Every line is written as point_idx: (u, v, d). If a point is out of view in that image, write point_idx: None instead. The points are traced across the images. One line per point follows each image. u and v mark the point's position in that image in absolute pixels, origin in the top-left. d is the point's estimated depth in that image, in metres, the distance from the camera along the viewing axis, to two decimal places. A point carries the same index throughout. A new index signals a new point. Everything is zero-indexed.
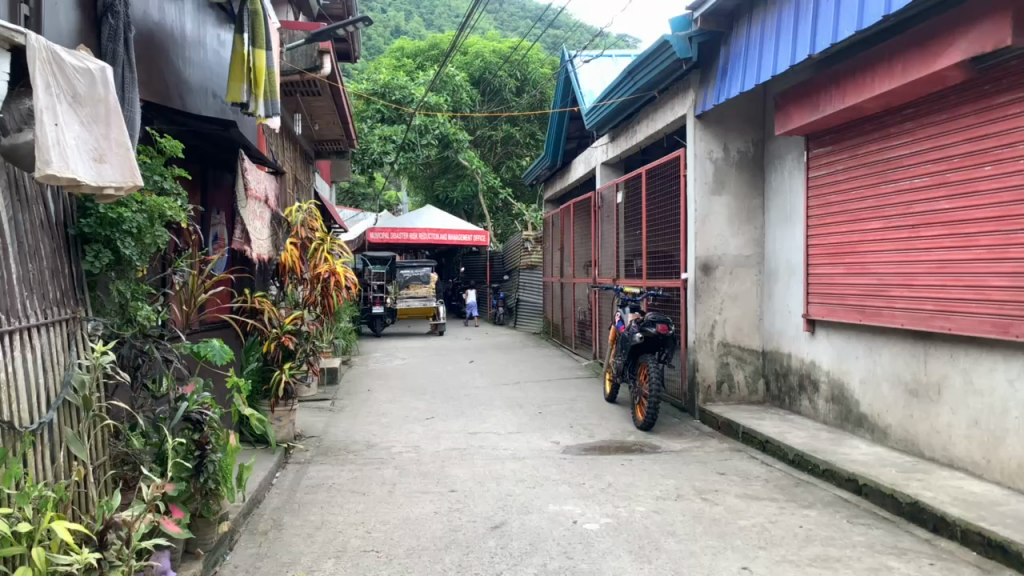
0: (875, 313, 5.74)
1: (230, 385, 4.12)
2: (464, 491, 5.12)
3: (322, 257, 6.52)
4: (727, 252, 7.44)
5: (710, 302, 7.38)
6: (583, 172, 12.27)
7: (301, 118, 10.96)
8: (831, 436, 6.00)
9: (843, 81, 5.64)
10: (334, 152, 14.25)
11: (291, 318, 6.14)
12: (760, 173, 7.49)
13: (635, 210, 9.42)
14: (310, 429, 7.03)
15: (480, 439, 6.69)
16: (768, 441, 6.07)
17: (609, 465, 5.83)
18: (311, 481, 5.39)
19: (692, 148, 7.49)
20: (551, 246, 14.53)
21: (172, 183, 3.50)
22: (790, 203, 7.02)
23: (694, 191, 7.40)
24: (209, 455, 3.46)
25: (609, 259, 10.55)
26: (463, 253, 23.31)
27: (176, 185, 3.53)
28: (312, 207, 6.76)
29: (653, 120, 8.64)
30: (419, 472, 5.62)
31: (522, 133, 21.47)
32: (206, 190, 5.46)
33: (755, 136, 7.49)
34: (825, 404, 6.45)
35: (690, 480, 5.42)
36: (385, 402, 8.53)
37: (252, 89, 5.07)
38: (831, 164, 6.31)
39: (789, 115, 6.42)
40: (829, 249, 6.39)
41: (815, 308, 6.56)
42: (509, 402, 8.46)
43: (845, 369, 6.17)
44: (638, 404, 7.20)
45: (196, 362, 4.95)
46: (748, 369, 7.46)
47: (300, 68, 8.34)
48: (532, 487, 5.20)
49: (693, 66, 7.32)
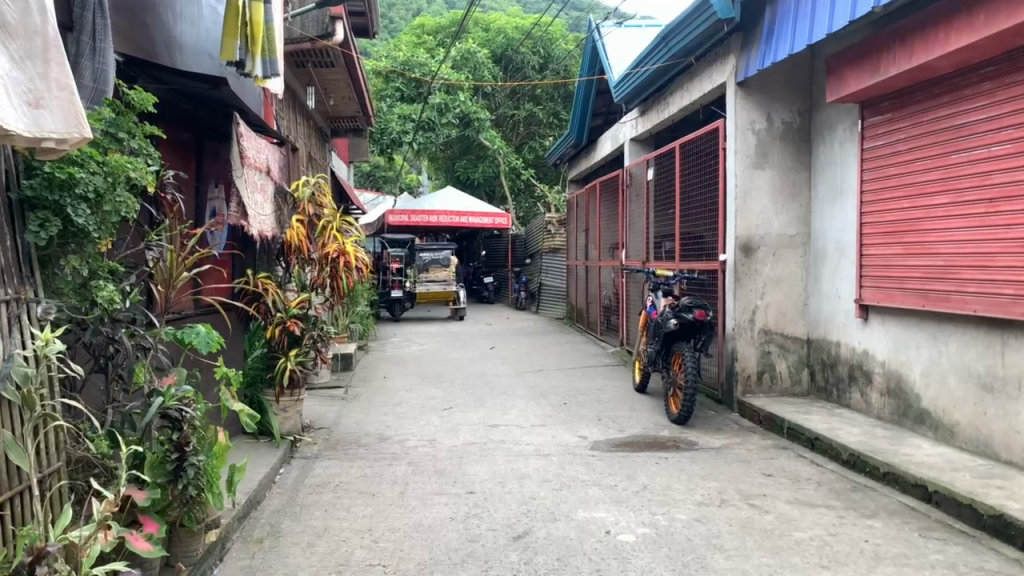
0: (942, 298, 5.14)
1: (218, 376, 3.58)
2: (484, 492, 4.63)
3: (331, 236, 6.05)
4: (770, 231, 6.85)
5: (750, 285, 6.81)
6: (610, 149, 11.68)
7: (314, 92, 10.44)
8: (887, 433, 5.44)
9: (910, 38, 5.02)
10: (351, 130, 13.75)
11: (297, 301, 5.67)
12: (806, 146, 6.89)
13: (666, 188, 8.84)
14: (320, 419, 6.58)
15: (501, 433, 6.20)
16: (818, 438, 5.53)
17: (642, 464, 5.30)
18: (316, 479, 4.93)
19: (732, 119, 6.90)
20: (575, 227, 14.03)
21: (140, 143, 2.99)
22: (841, 177, 6.41)
23: (734, 164, 6.81)
24: (190, 458, 3.12)
25: (637, 241, 9.99)
26: (484, 236, 22.80)
27: (146, 144, 3.02)
28: (321, 180, 6.23)
29: (688, 91, 8.05)
30: (435, 470, 5.13)
31: (544, 111, 20.91)
32: (202, 160, 4.95)
33: (801, 105, 6.87)
34: (878, 398, 5.88)
35: (734, 483, 4.88)
36: (401, 390, 8.07)
37: (247, 46, 4.57)
38: (890, 133, 5.70)
39: (843, 78, 5.78)
40: (886, 228, 5.79)
41: (869, 292, 5.97)
42: (532, 391, 7.95)
43: (903, 361, 5.59)
44: (673, 396, 6.69)
45: (181, 349, 4.28)
46: (792, 359, 6.89)
47: (312, 36, 7.81)
48: (560, 488, 4.70)
49: (735, 28, 6.70)
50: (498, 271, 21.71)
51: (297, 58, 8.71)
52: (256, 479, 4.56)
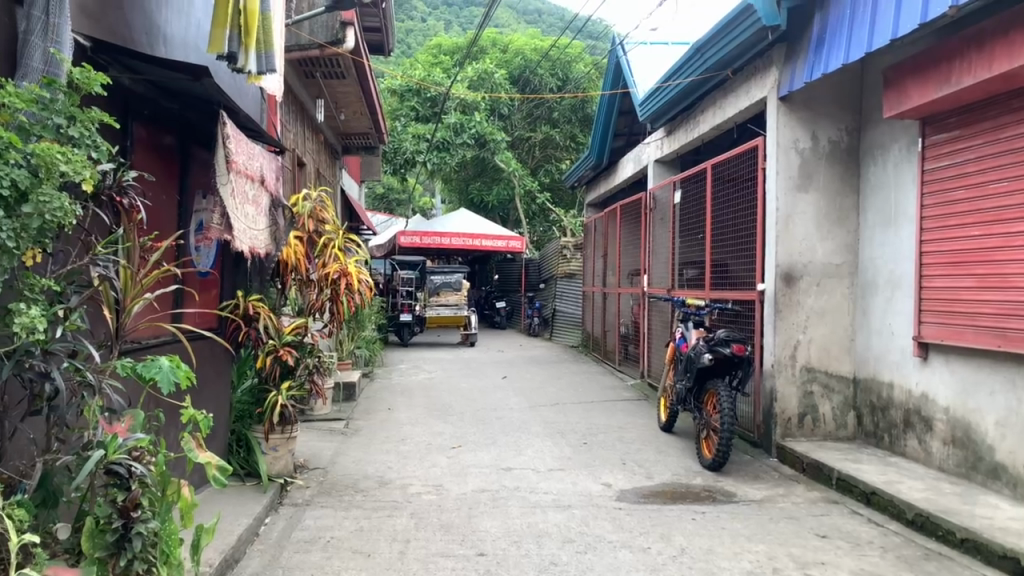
0: (1022, 338, 4.50)
1: (184, 419, 2.98)
2: (496, 554, 4.01)
3: (333, 256, 5.55)
4: (814, 259, 6.23)
5: (792, 318, 6.18)
6: (632, 171, 11.11)
7: (325, 105, 9.91)
8: (956, 490, 4.77)
9: (990, 43, 4.41)
10: (362, 148, 13.24)
11: (293, 328, 5.12)
12: (855, 166, 6.30)
13: (694, 213, 8.27)
14: (315, 458, 5.97)
15: (515, 478, 5.57)
16: (874, 493, 4.88)
17: (676, 521, 4.65)
18: (304, 532, 4.30)
19: (774, 136, 6.32)
20: (592, 252, 13.46)
21: (81, 132, 2.50)
22: (896, 200, 5.80)
23: (775, 185, 6.21)
24: (136, 525, 2.56)
25: (661, 268, 9.40)
26: (497, 260, 22.26)
27: (89, 134, 2.52)
28: (322, 195, 5.73)
29: (721, 107, 7.51)
30: (440, 523, 4.50)
31: (561, 135, 20.31)
32: (187, 169, 4.39)
33: (849, 123, 6.30)
34: (941, 448, 5.21)
35: (784, 546, 4.24)
36: (406, 424, 7.44)
37: (239, 37, 4.02)
38: (959, 152, 5.09)
39: (904, 90, 5.18)
40: (952, 258, 5.15)
41: (930, 329, 5.33)
42: (548, 428, 7.32)
43: (972, 408, 4.94)
44: (705, 439, 6.05)
45: (141, 386, 3.63)
46: (836, 401, 6.24)
47: (321, 42, 7.31)
48: (583, 551, 4.06)
49: (779, 38, 6.17)
50: (510, 296, 21.13)
51: (305, 68, 8.23)
52: (235, 531, 3.98)
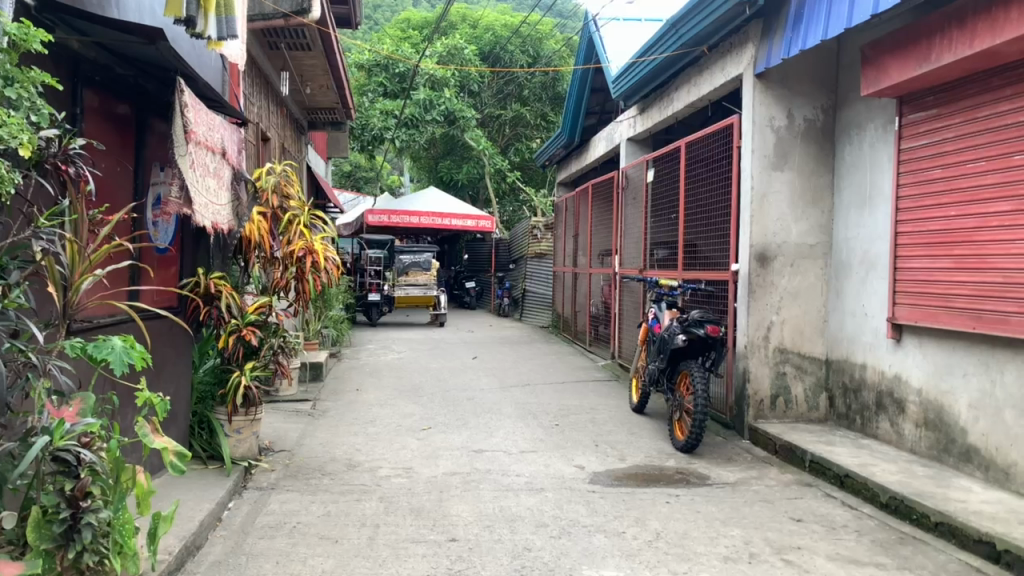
0: (998, 320, 4.49)
1: (139, 403, 2.81)
2: (468, 540, 3.89)
3: (298, 232, 5.34)
4: (788, 240, 6.18)
5: (766, 299, 6.14)
6: (604, 150, 10.99)
7: (289, 77, 9.61)
8: (929, 472, 4.78)
9: (972, 21, 4.34)
10: (329, 123, 12.93)
11: (256, 307, 4.95)
12: (830, 146, 6.24)
13: (667, 192, 8.18)
14: (281, 440, 5.81)
15: (487, 460, 5.46)
16: (848, 476, 4.86)
17: (651, 505, 4.57)
18: (270, 518, 4.16)
19: (749, 114, 6.23)
20: (563, 231, 13.35)
21: (15, 92, 2.29)
22: (871, 180, 5.76)
23: (751, 164, 6.14)
24: (86, 516, 2.40)
25: (632, 248, 9.33)
26: (467, 240, 22.08)
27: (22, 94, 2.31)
28: (287, 169, 5.54)
29: (695, 85, 7.39)
30: (411, 508, 4.38)
31: (532, 113, 20.12)
32: (144, 140, 4.16)
33: (825, 101, 6.23)
34: (913, 430, 5.22)
35: (759, 530, 4.19)
36: (375, 405, 7.29)
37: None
38: (937, 131, 5.04)
39: (883, 69, 5.11)
40: (928, 239, 5.13)
41: (904, 310, 5.32)
42: (520, 409, 7.22)
43: (945, 390, 4.94)
44: (678, 421, 6.00)
45: (90, 369, 3.44)
46: (808, 382, 6.23)
47: (285, 11, 7.02)
48: (558, 536, 3.97)
49: (756, 13, 6.05)
50: (479, 276, 20.98)
51: (269, 38, 7.95)
52: (196, 517, 3.82)
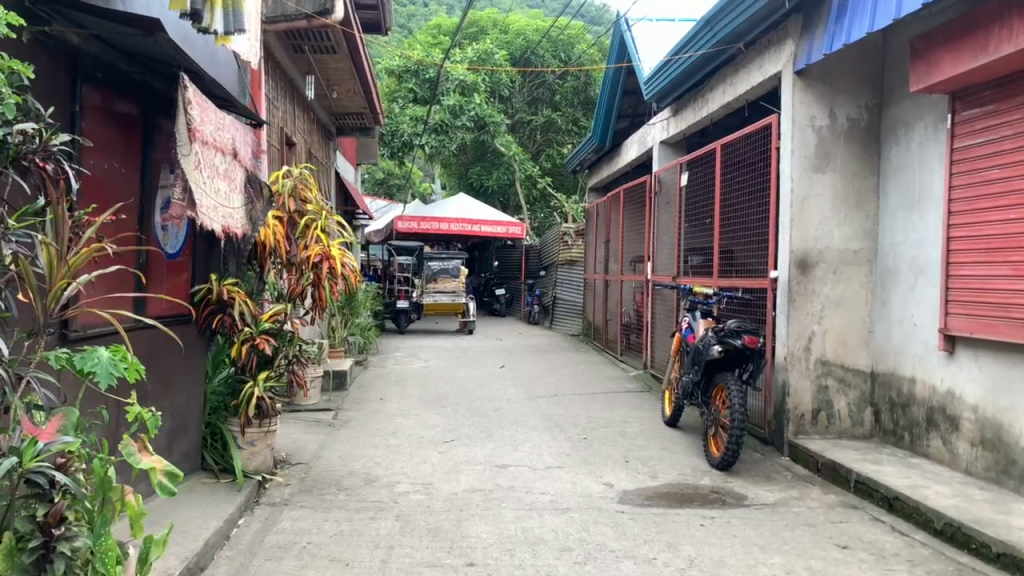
0: None
1: (129, 418, 2.60)
2: (486, 565, 3.64)
3: (315, 237, 5.11)
4: (830, 245, 5.84)
5: (807, 308, 5.80)
6: (636, 154, 10.69)
7: (315, 82, 9.46)
8: (987, 496, 4.41)
9: None
10: (358, 129, 12.81)
11: (270, 315, 4.78)
12: (875, 146, 5.90)
13: (701, 196, 7.88)
14: (299, 452, 5.62)
15: (510, 476, 5.21)
16: (897, 498, 4.52)
17: (683, 527, 4.28)
18: (279, 537, 3.95)
19: (788, 113, 5.92)
20: (594, 238, 13.05)
21: None
22: (920, 182, 5.41)
23: (790, 165, 5.81)
24: (59, 545, 2.21)
25: (665, 255, 9.01)
26: (497, 247, 21.87)
27: None
28: (305, 172, 5.33)
29: (731, 83, 7.09)
30: (428, 528, 4.15)
31: (563, 118, 19.85)
32: (151, 141, 4.00)
33: (869, 99, 5.89)
34: (968, 449, 4.85)
35: (802, 557, 3.87)
36: (398, 416, 7.08)
37: None
38: (994, 128, 4.68)
39: (934, 63, 4.78)
40: (984, 244, 4.76)
41: (958, 321, 4.95)
42: (547, 422, 6.95)
43: (1004, 407, 4.57)
44: (714, 438, 5.68)
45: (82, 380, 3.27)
46: (852, 397, 5.87)
47: (308, 12, 6.86)
48: (583, 562, 3.70)
49: (796, 7, 5.75)
50: (510, 283, 20.75)
51: (293, 40, 7.80)
52: (202, 536, 3.64)
